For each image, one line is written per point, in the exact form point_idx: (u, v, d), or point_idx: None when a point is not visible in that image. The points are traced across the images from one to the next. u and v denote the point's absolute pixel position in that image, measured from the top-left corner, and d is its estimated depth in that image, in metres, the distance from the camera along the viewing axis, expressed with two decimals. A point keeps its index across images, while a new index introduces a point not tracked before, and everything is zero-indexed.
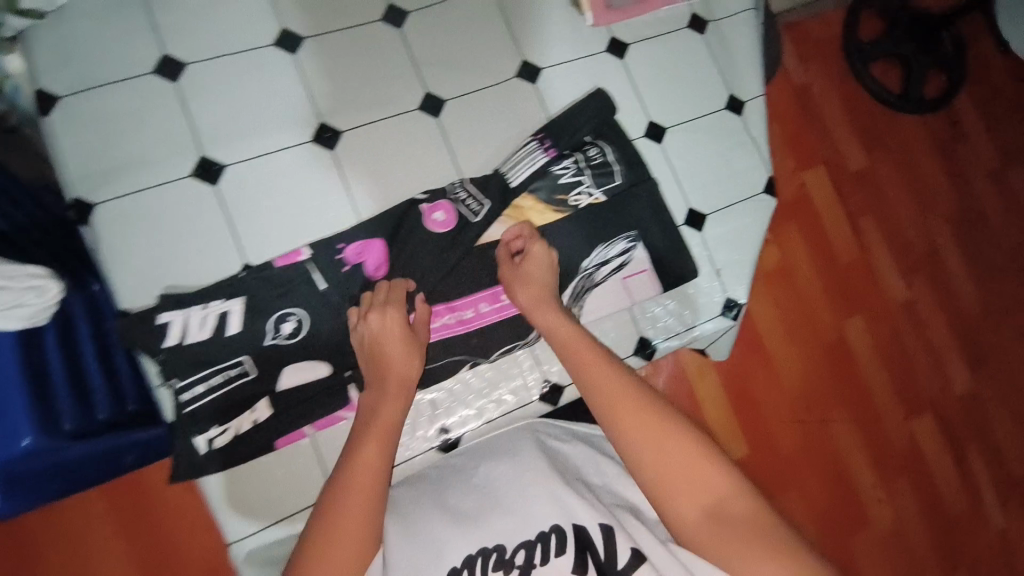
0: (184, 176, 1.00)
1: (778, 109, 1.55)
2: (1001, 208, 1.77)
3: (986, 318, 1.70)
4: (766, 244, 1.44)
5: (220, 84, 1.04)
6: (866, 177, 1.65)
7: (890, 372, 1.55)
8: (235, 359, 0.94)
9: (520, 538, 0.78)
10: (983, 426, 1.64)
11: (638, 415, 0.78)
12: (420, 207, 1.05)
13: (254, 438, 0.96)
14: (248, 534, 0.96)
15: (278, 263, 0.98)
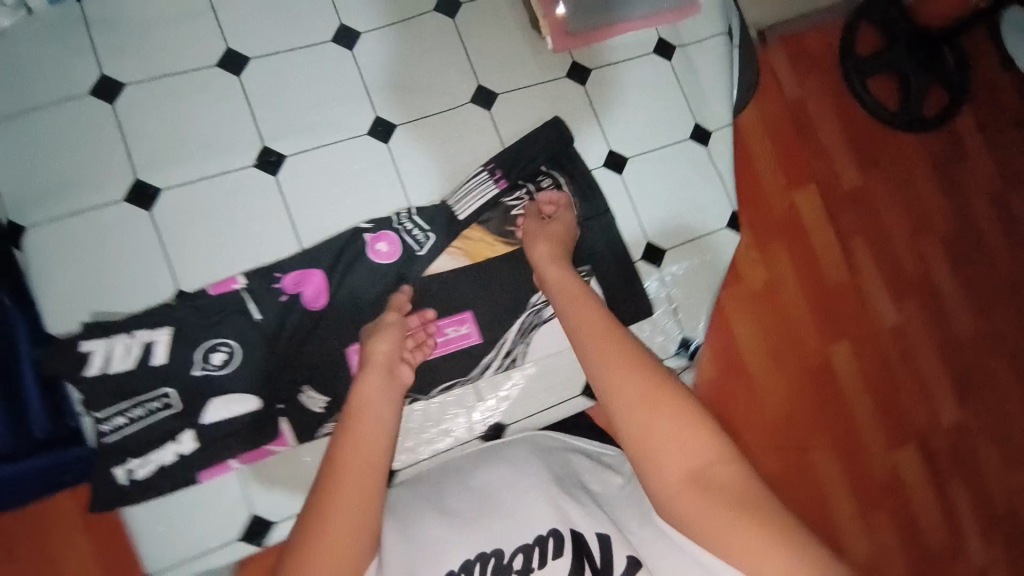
0: (245, 165, 0.90)
1: (771, 125, 1.44)
2: (999, 235, 1.61)
3: (976, 348, 1.56)
4: (749, 261, 1.37)
5: (174, 93, 0.90)
6: (862, 196, 1.52)
7: (874, 399, 1.45)
8: (160, 391, 0.82)
9: (523, 543, 0.67)
10: (971, 461, 1.50)
11: (633, 367, 0.61)
12: (459, 216, 0.93)
13: (179, 470, 0.85)
14: (172, 565, 0.86)
15: (210, 292, 0.85)
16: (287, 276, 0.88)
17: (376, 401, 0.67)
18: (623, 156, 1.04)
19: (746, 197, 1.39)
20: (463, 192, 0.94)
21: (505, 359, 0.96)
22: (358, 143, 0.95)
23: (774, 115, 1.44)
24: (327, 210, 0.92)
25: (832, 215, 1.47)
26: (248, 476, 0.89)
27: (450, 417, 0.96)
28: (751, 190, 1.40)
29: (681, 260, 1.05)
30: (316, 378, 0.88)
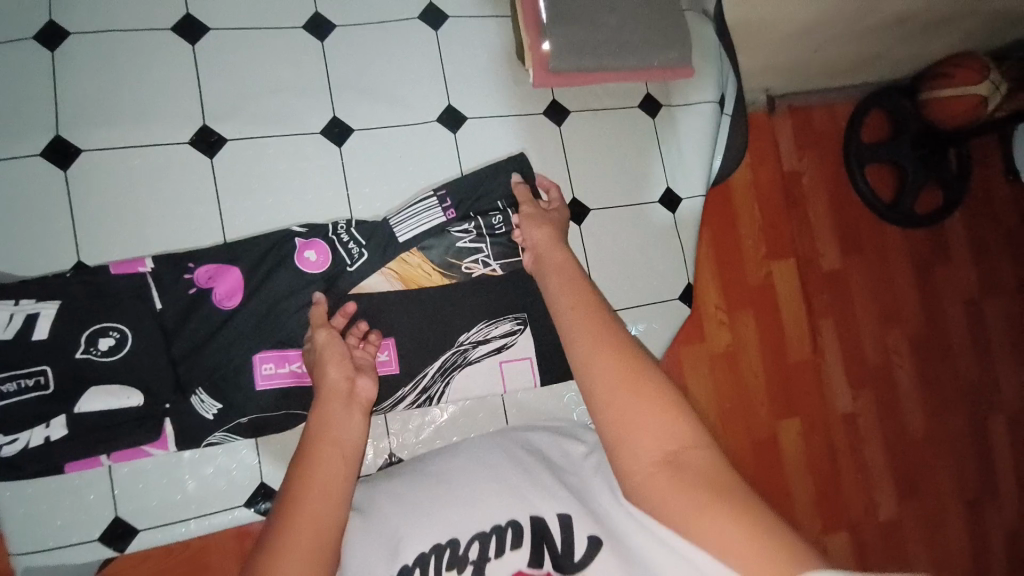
0: (181, 141, 0.85)
1: (762, 192, 1.39)
2: (967, 338, 1.60)
3: (925, 447, 1.54)
4: (716, 325, 1.33)
5: (122, 52, 0.84)
6: (838, 279, 1.49)
7: (814, 484, 1.40)
8: (37, 367, 0.74)
9: (481, 531, 0.59)
10: (903, 556, 1.48)
11: (610, 346, 0.56)
12: (399, 238, 0.88)
13: (43, 457, 0.76)
14: (35, 551, 0.80)
15: (111, 270, 0.79)
16: (200, 268, 0.82)
17: (335, 424, 0.61)
18: (586, 207, 1.01)
19: (721, 258, 1.35)
20: (408, 215, 0.89)
21: (420, 395, 0.90)
22: (309, 141, 0.90)
23: (767, 183, 1.40)
24: (262, 205, 0.88)
25: (807, 291, 1.45)
26: (117, 473, 0.83)
27: None
28: (729, 253, 1.36)
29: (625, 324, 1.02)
30: (210, 380, 0.81)
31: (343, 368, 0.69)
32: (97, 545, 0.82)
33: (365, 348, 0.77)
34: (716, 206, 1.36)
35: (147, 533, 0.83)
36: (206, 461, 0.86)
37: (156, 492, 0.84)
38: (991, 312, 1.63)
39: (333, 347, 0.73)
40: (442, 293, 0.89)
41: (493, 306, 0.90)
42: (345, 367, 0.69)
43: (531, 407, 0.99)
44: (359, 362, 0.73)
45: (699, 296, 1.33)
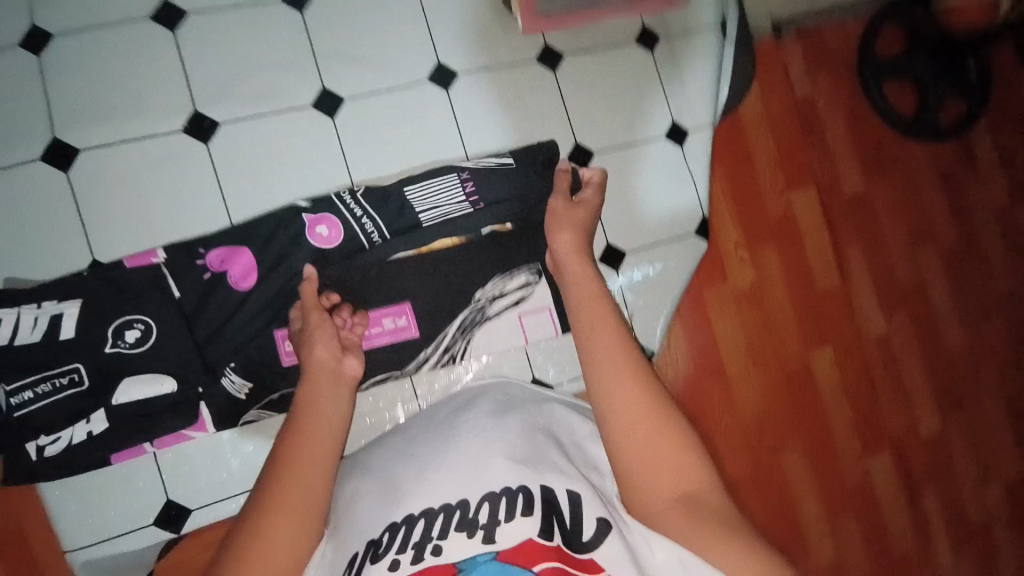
0: (175, 130, 0.85)
1: (774, 119, 1.33)
2: (1003, 250, 1.54)
3: (965, 365, 1.50)
4: (738, 262, 1.30)
5: (103, 46, 0.83)
6: (863, 203, 1.43)
7: (852, 411, 1.39)
8: (68, 366, 0.76)
9: (490, 492, 0.58)
10: (949, 476, 1.46)
11: (634, 385, 0.59)
12: (423, 222, 0.83)
13: (89, 449, 0.79)
14: (96, 541, 0.84)
15: (126, 265, 0.80)
16: (211, 253, 0.81)
17: (324, 404, 0.62)
18: (590, 150, 0.98)
19: (737, 193, 1.30)
20: (431, 201, 0.84)
21: (443, 355, 0.91)
22: (301, 116, 0.88)
23: (779, 110, 1.34)
24: (264, 186, 0.87)
25: (829, 220, 1.39)
26: (163, 459, 0.86)
27: (380, 411, 0.93)
28: (747, 186, 1.31)
29: (640, 265, 1.00)
30: (237, 360, 0.82)
31: (331, 346, 0.68)
32: (155, 529, 0.85)
33: (352, 329, 0.75)
34: (728, 139, 1.31)
35: (200, 512, 0.87)
36: (245, 440, 0.89)
37: (206, 470, 0.87)
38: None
39: (324, 331, 0.70)
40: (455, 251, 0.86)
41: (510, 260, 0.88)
42: (333, 346, 0.68)
43: (552, 356, 0.99)
44: (344, 341, 0.71)
45: (716, 233, 1.29)
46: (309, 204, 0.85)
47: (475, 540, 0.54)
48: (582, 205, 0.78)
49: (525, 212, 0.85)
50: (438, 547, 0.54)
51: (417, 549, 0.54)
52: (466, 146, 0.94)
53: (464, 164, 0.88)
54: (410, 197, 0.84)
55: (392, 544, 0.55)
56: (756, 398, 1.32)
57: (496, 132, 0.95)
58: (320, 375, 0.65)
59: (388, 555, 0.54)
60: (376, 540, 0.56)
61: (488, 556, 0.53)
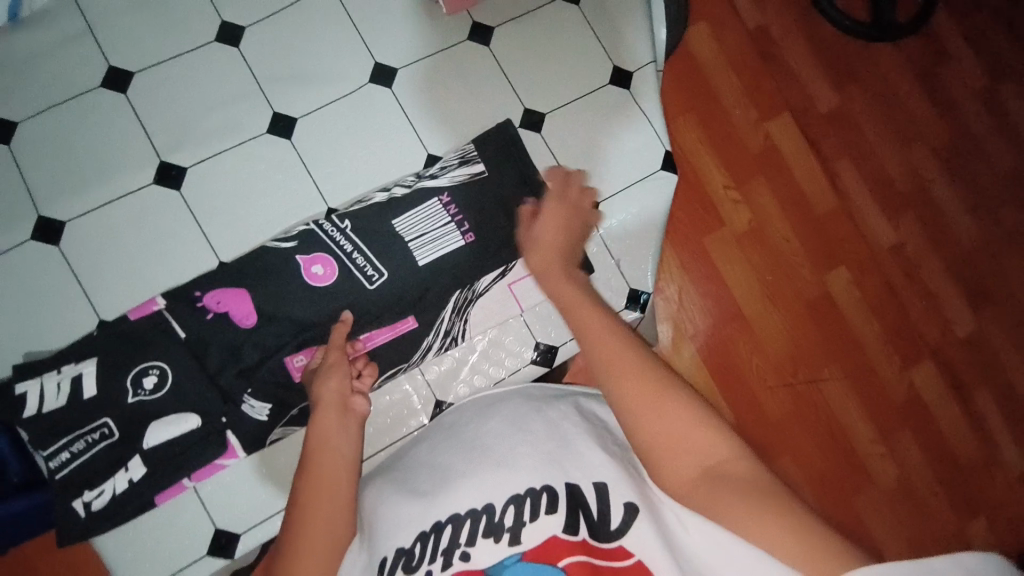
0: (148, 184, 0.89)
1: (732, 55, 1.35)
2: (992, 130, 1.50)
3: (984, 253, 1.46)
4: (731, 203, 1.31)
5: (66, 124, 0.89)
6: (841, 117, 1.42)
7: (880, 323, 1.37)
8: (98, 422, 0.81)
9: (515, 495, 0.59)
10: (992, 368, 1.42)
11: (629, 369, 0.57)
12: (420, 260, 0.89)
13: (131, 498, 0.83)
14: None
15: (131, 318, 0.84)
16: (207, 295, 0.85)
17: (333, 436, 0.64)
18: (541, 113, 1.01)
19: (711, 133, 1.32)
20: (424, 237, 0.89)
21: (445, 339, 0.94)
22: (259, 144, 0.93)
23: (737, 48, 1.36)
24: (240, 218, 0.91)
25: (812, 142, 1.38)
26: (205, 492, 0.89)
27: (398, 405, 0.95)
28: (719, 126, 1.32)
29: (617, 211, 1.02)
30: (253, 384, 0.86)
31: (341, 380, 0.72)
32: (209, 558, 0.88)
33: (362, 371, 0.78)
34: (688, 83, 1.33)
35: (249, 532, 0.89)
36: (278, 452, 0.91)
37: (245, 494, 0.90)
38: (1007, 93, 1.52)
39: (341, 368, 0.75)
40: (438, 246, 0.89)
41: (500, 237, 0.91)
42: (345, 379, 0.73)
43: (550, 319, 0.99)
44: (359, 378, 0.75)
45: (699, 178, 1.31)
46: (298, 245, 0.88)
47: (502, 544, 0.56)
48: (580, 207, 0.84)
49: (494, 205, 0.93)
50: (466, 553, 0.56)
51: (446, 555, 0.56)
52: (421, 136, 0.97)
53: (441, 185, 0.93)
54: (403, 233, 0.89)
55: (423, 555, 0.57)
56: (781, 336, 1.32)
57: (447, 120, 0.98)
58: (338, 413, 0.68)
59: (421, 565, 0.57)
60: (409, 550, 0.59)
61: (515, 557, 0.54)
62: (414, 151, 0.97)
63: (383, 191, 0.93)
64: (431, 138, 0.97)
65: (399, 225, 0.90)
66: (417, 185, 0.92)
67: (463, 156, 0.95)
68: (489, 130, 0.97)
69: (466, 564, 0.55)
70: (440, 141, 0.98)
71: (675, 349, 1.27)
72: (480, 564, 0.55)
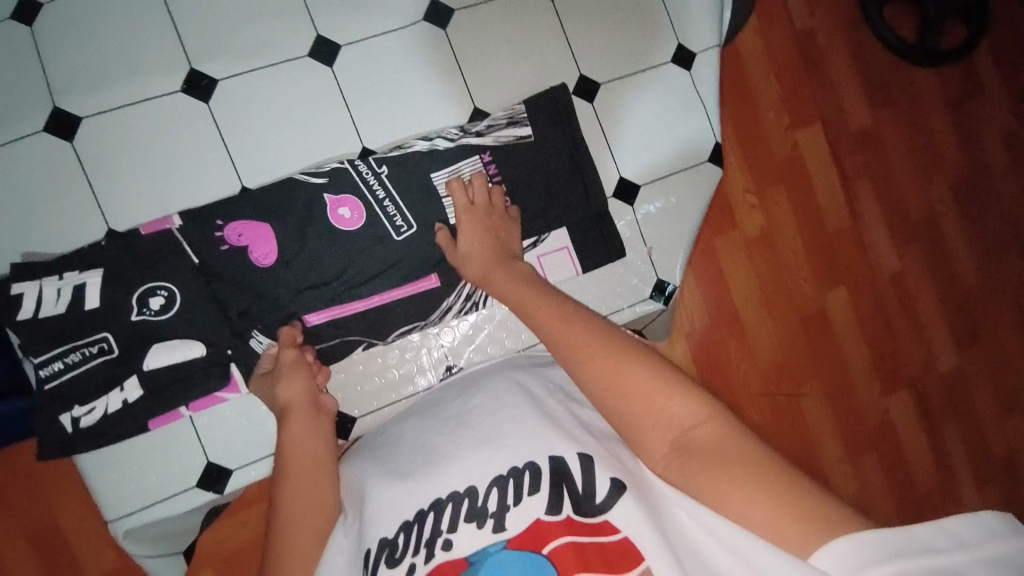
0: (174, 91, 0.83)
1: (774, 54, 1.29)
2: (1011, 173, 1.50)
3: (980, 293, 1.48)
4: (749, 209, 1.27)
5: (91, 12, 0.81)
6: (869, 137, 1.40)
7: (868, 345, 1.38)
8: (97, 335, 0.77)
9: (498, 477, 0.59)
10: (966, 404, 1.46)
11: (591, 344, 0.59)
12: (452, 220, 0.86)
13: (125, 418, 0.80)
14: (133, 511, 0.83)
15: (142, 232, 0.80)
16: (229, 225, 0.80)
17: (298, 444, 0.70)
18: (596, 83, 0.96)
19: (741, 132, 1.27)
20: None
21: (465, 302, 0.91)
22: (297, 67, 0.86)
23: (782, 48, 1.30)
24: (271, 144, 0.85)
25: (836, 157, 1.36)
26: (200, 424, 0.86)
27: (406, 361, 0.92)
28: (750, 126, 1.28)
29: (655, 198, 0.98)
30: (260, 321, 0.83)
31: (304, 386, 0.76)
32: (197, 490, 0.86)
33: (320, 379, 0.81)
34: (728, 77, 1.27)
35: (241, 470, 0.87)
36: None
37: (240, 433, 0.87)
38: None
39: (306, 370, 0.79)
40: (480, 198, 0.83)
41: (532, 212, 0.89)
42: (309, 385, 0.77)
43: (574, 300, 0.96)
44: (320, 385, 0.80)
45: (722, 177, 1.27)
46: (328, 182, 0.84)
47: (485, 530, 0.55)
48: (505, 219, 0.84)
49: (534, 177, 0.89)
50: (448, 541, 0.56)
51: (428, 546, 0.56)
52: (470, 87, 0.92)
53: (484, 143, 0.89)
54: (439, 188, 0.86)
55: (407, 546, 0.57)
56: (773, 345, 1.32)
57: (497, 74, 0.93)
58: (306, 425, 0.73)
59: (404, 557, 0.57)
60: (392, 541, 0.58)
61: (500, 545, 0.54)
62: (462, 103, 0.92)
63: (424, 140, 0.88)
64: (477, 93, 0.92)
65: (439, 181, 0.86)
66: (460, 140, 0.88)
67: (512, 117, 0.91)
68: (542, 91, 0.93)
69: (448, 553, 0.55)
70: (489, 95, 0.93)
71: (668, 342, 1.26)
72: (462, 552, 0.55)
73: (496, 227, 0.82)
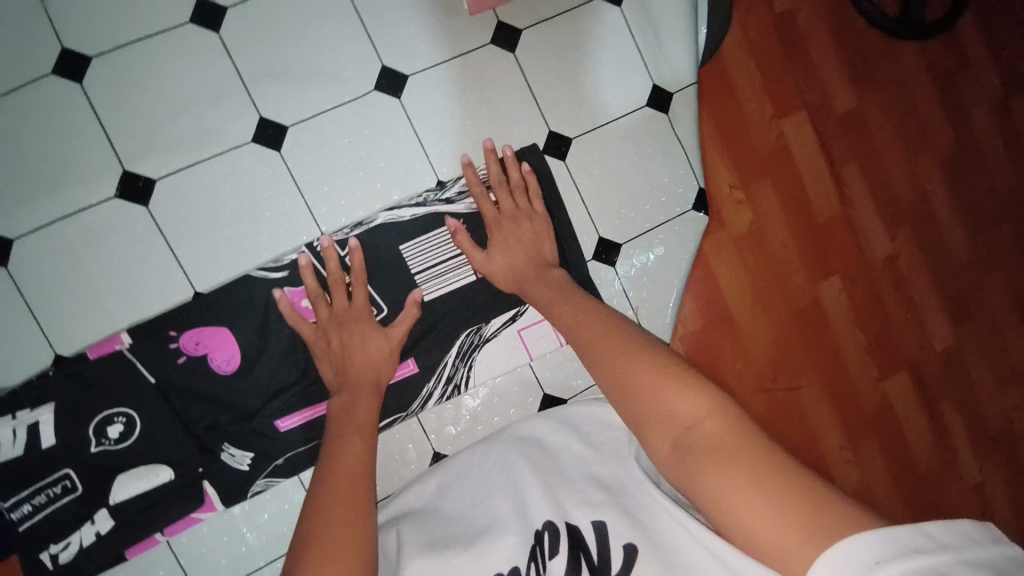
0: (108, 197, 0.76)
1: (754, 42, 1.09)
2: (1002, 145, 1.31)
3: (973, 273, 1.29)
4: (734, 205, 1.07)
5: (10, 118, 0.75)
6: (856, 120, 1.19)
7: (864, 335, 1.19)
8: (59, 473, 0.72)
9: (529, 547, 0.61)
10: (965, 389, 1.28)
11: (609, 336, 0.58)
12: (426, 296, 0.83)
13: (101, 550, 0.75)
14: None
15: (90, 356, 0.74)
16: (184, 335, 0.76)
17: (357, 418, 0.66)
18: (568, 137, 0.90)
19: (726, 131, 1.06)
20: (434, 270, 0.83)
21: (447, 386, 0.86)
22: (242, 155, 0.79)
23: (761, 32, 1.10)
24: (220, 241, 0.79)
25: (824, 145, 1.16)
26: (178, 545, 0.79)
27: (391, 454, 0.86)
28: (731, 121, 1.07)
29: (639, 253, 0.93)
30: (229, 433, 0.78)
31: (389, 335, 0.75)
32: None
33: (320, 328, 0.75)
34: (705, 76, 1.07)
35: None
36: (259, 509, 0.80)
37: (222, 548, 0.80)
38: None
39: (378, 364, 0.73)
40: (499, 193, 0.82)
41: None
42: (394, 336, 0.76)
43: (561, 369, 0.91)
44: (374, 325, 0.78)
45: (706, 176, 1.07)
46: (289, 275, 0.79)
47: None
48: (531, 219, 0.81)
49: None
50: None
51: None
52: (430, 157, 0.85)
53: (455, 211, 0.84)
54: (409, 262, 0.82)
55: None
56: (768, 342, 1.10)
57: (460, 138, 0.86)
58: (363, 425, 0.65)
59: None
60: None
61: None
62: (425, 175, 0.85)
63: (387, 213, 0.82)
64: (438, 160, 0.85)
65: (411, 255, 0.82)
66: (426, 208, 0.83)
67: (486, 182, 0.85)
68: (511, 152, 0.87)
69: None
70: (454, 162, 0.86)
71: None
72: None
73: (517, 215, 0.81)
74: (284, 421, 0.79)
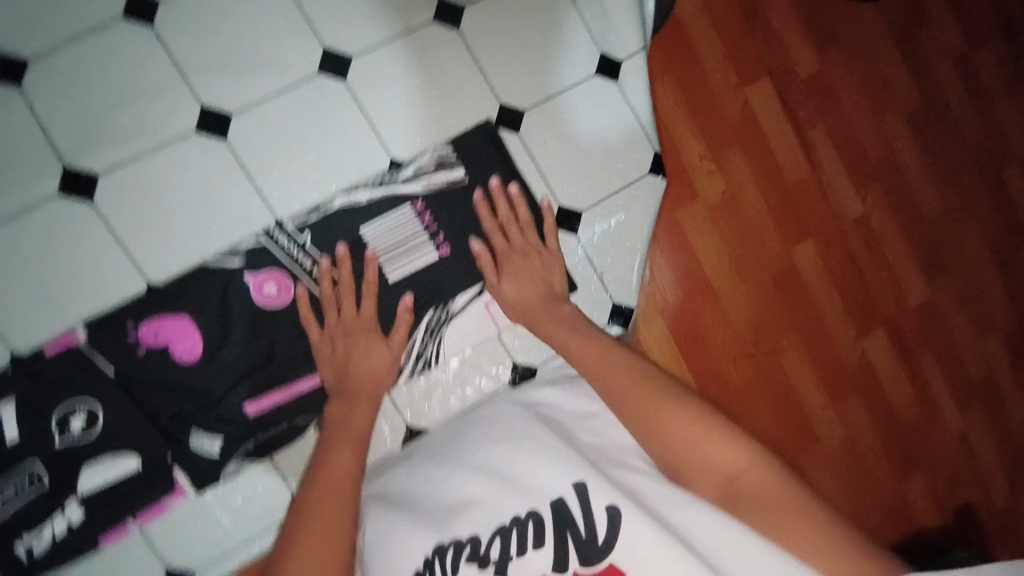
0: (52, 194, 0.75)
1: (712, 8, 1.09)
2: (965, 98, 1.31)
3: (945, 226, 1.29)
4: (705, 169, 1.07)
5: None
6: (822, 82, 1.19)
7: (842, 296, 1.19)
8: (26, 466, 0.72)
9: (501, 526, 0.61)
10: (945, 340, 1.28)
11: (649, 389, 0.64)
12: (390, 277, 0.82)
13: (74, 540, 0.75)
14: None
15: (48, 351, 0.74)
16: (143, 326, 0.76)
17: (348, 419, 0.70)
18: (519, 109, 0.89)
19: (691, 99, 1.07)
20: (396, 249, 0.82)
21: (416, 362, 0.85)
22: (188, 144, 0.78)
23: None
24: (171, 232, 0.78)
25: (790, 108, 1.15)
26: (151, 535, 0.78)
27: None
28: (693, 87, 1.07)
29: (599, 219, 0.94)
30: (196, 422, 0.77)
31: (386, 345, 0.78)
32: None
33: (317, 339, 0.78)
34: (661, 42, 1.07)
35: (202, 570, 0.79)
36: (233, 494, 0.80)
37: (197, 533, 0.79)
38: (985, 59, 1.33)
39: (380, 375, 0.76)
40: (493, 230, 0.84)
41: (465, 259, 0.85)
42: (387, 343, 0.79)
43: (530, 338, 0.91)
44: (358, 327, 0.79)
45: (671, 142, 1.06)
46: (247, 262, 0.78)
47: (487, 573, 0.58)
48: (543, 251, 0.84)
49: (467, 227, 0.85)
50: None
51: None
52: (381, 135, 0.84)
53: (415, 191, 0.84)
54: (370, 242, 0.81)
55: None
56: (748, 306, 1.11)
57: (410, 116, 0.85)
58: (354, 432, 0.68)
59: None
60: None
61: None
62: (377, 155, 0.84)
63: (343, 195, 0.82)
64: (389, 139, 0.84)
65: (371, 236, 0.82)
66: (382, 187, 0.83)
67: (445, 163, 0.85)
68: (464, 129, 0.87)
69: None
70: (405, 140, 0.85)
71: (642, 322, 1.04)
72: None
73: (527, 248, 0.84)
74: (251, 406, 0.78)
